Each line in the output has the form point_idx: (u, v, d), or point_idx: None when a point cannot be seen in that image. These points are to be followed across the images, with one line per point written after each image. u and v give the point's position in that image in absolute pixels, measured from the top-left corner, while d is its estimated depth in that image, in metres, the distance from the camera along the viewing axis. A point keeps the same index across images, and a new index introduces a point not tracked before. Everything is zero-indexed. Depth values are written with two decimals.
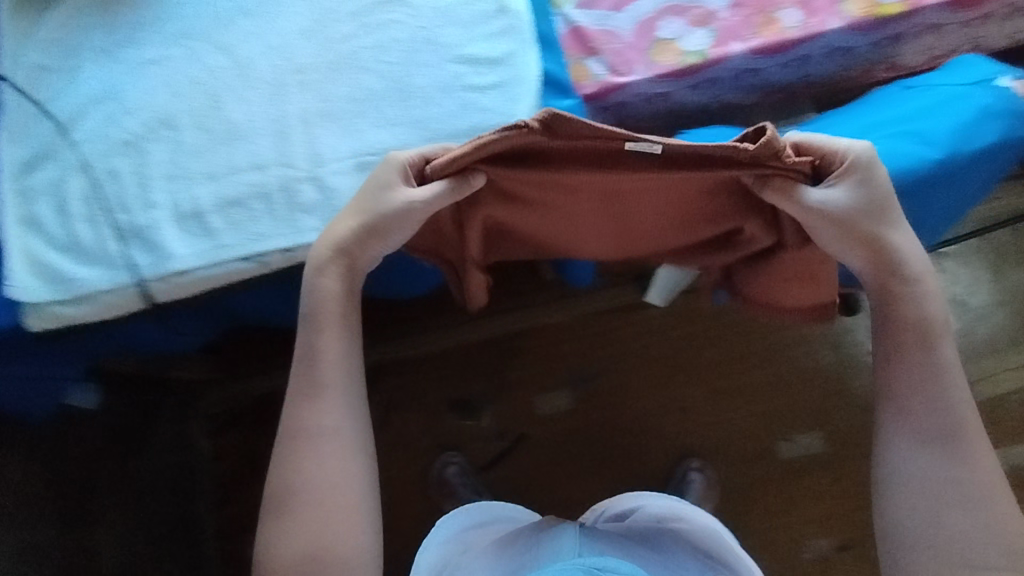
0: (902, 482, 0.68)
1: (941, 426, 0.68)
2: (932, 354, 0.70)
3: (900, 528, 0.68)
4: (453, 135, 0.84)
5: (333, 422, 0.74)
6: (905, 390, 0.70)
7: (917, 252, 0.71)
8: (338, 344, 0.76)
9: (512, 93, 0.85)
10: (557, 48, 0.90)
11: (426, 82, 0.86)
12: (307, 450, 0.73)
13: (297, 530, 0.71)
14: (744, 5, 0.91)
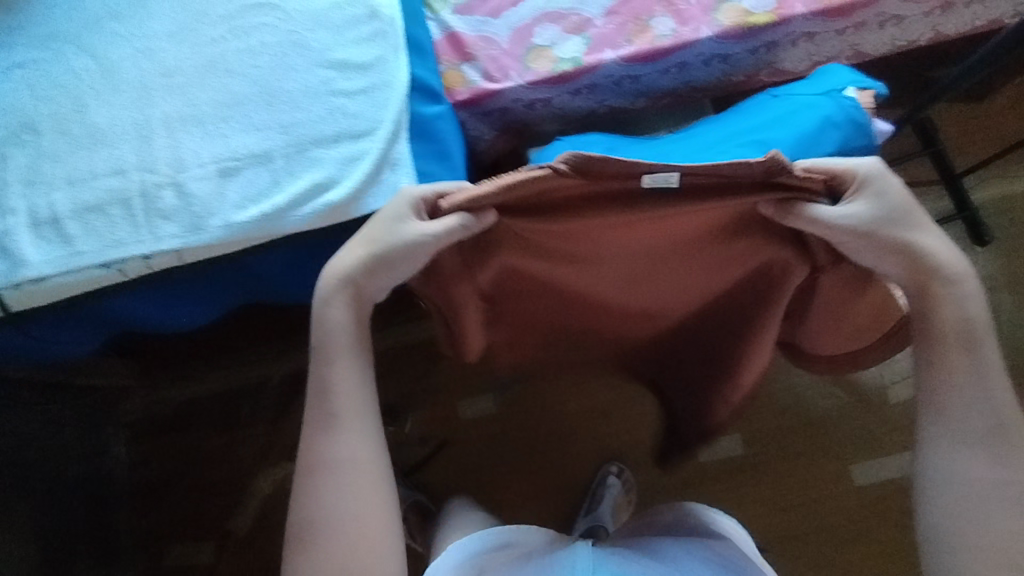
0: (952, 499, 0.56)
1: (992, 428, 0.56)
2: (978, 356, 0.58)
3: (961, 558, 0.55)
4: (319, 141, 0.84)
5: (347, 450, 0.64)
6: (952, 397, 0.58)
7: (949, 250, 0.60)
8: (351, 369, 0.66)
9: (379, 98, 0.85)
10: (431, 54, 0.89)
11: (295, 87, 0.86)
12: (321, 481, 0.63)
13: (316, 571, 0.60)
14: (618, 13, 0.92)
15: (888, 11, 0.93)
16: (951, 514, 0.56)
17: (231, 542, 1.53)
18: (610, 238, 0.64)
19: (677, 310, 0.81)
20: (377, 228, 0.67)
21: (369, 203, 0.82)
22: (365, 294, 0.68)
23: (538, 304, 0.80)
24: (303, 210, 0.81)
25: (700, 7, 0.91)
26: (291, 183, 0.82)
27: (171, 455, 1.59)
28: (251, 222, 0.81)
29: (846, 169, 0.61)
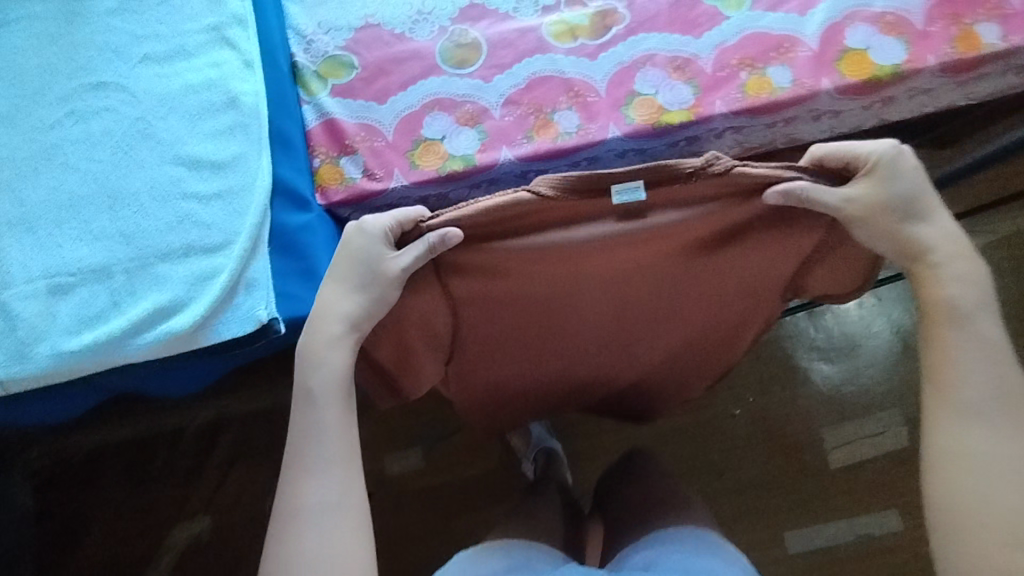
0: (952, 472, 0.51)
1: (999, 394, 0.52)
2: (968, 328, 0.54)
3: (976, 532, 0.49)
4: (165, 254, 0.73)
5: (324, 501, 0.57)
6: (952, 366, 0.54)
7: (953, 238, 0.57)
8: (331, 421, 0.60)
9: (235, 204, 0.74)
10: (302, 151, 0.79)
11: (139, 186, 0.74)
12: (299, 529, 0.56)
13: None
14: (519, 103, 0.81)
15: (824, 107, 0.83)
16: (956, 485, 0.51)
17: None
18: (606, 263, 0.62)
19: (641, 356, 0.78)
20: (351, 262, 0.62)
21: (219, 331, 0.73)
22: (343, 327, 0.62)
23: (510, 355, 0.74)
24: (146, 337, 0.72)
25: (609, 102, 0.81)
26: (133, 305, 0.72)
27: (74, 510, 1.45)
28: (87, 349, 0.71)
29: (864, 150, 0.57)
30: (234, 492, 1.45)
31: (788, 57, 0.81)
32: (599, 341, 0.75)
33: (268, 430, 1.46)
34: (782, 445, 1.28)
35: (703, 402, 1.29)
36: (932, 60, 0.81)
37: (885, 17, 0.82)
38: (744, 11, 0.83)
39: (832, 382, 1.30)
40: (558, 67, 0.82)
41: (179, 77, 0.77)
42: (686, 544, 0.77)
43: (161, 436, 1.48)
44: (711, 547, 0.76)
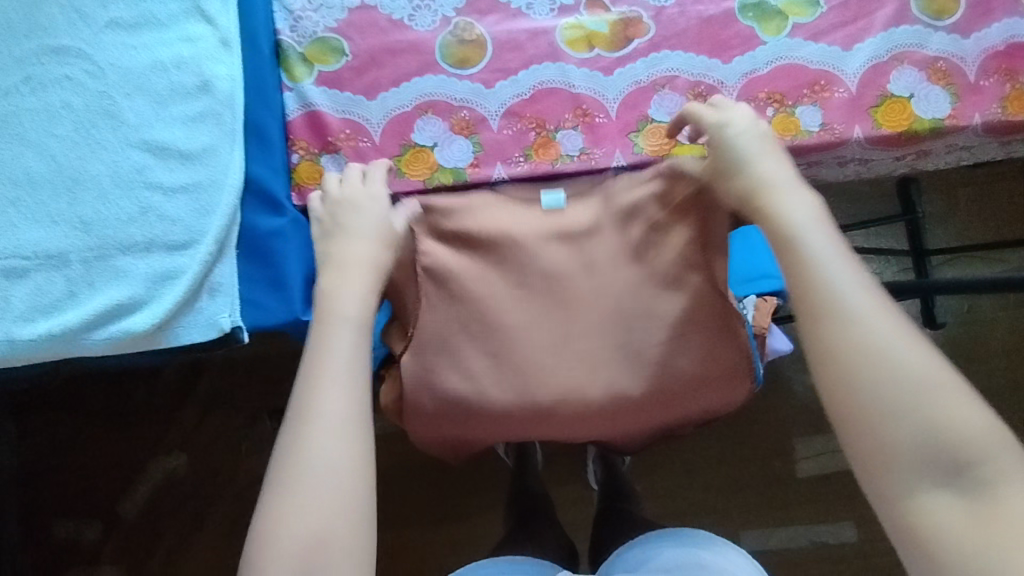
0: (838, 380, 0.47)
1: (855, 294, 0.49)
2: (812, 243, 0.51)
3: (879, 429, 0.45)
4: (124, 247, 0.69)
5: (334, 429, 0.51)
6: (811, 270, 0.50)
7: (777, 164, 0.56)
8: (348, 348, 0.54)
9: (203, 201, 0.70)
10: (279, 147, 0.73)
11: (101, 170, 0.69)
12: (309, 431, 0.51)
13: (285, 544, 0.48)
14: (520, 116, 0.74)
15: (850, 154, 0.77)
16: (847, 392, 0.47)
17: (118, 527, 1.41)
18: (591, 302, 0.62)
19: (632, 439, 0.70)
20: (370, 216, 0.62)
21: (180, 335, 0.70)
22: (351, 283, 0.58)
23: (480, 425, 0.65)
24: (102, 334, 0.69)
25: (619, 126, 0.74)
26: (90, 298, 0.69)
27: (52, 433, 1.45)
28: (39, 340, 0.68)
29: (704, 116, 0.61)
30: (208, 435, 1.43)
31: (821, 96, 0.74)
32: (562, 427, 0.65)
33: (246, 378, 1.43)
34: (754, 449, 1.25)
35: None
36: (978, 119, 0.72)
37: (936, 63, 0.73)
38: (782, 37, 0.74)
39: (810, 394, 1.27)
40: (568, 79, 0.74)
41: (149, 52, 0.71)
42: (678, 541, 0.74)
43: (139, 372, 1.45)
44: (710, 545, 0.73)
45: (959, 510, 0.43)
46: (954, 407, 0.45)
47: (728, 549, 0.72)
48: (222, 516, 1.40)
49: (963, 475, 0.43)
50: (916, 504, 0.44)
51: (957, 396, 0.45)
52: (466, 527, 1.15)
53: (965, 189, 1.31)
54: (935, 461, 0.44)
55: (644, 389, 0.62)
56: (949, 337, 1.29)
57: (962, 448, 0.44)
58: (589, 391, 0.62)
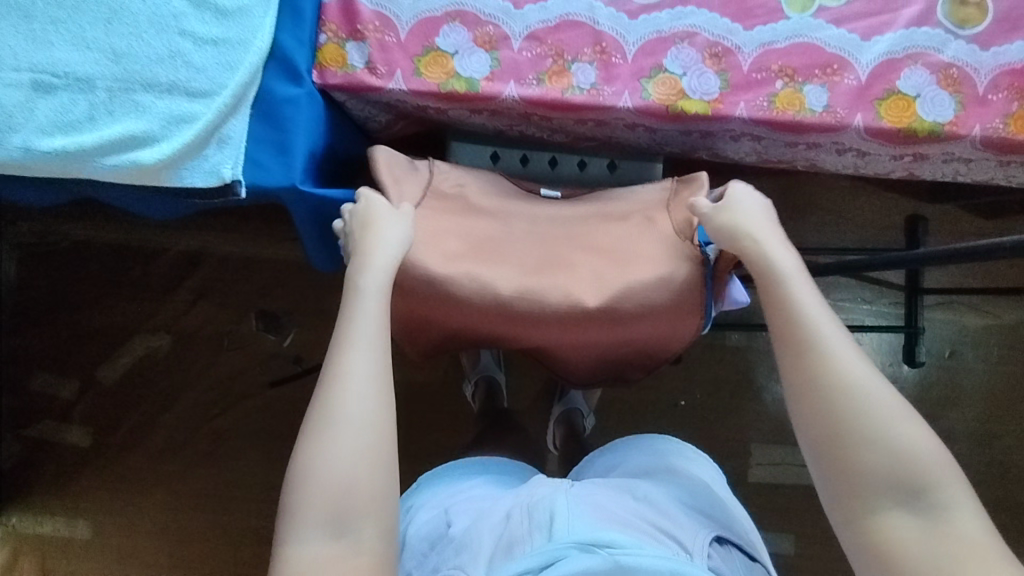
0: (815, 409, 0.56)
1: (830, 338, 0.57)
2: (789, 292, 0.60)
3: (852, 457, 0.54)
4: (147, 84, 0.73)
5: (361, 413, 0.55)
6: (800, 315, 0.59)
7: (755, 210, 0.66)
8: (375, 318, 0.59)
9: (228, 56, 0.74)
10: (310, 22, 0.77)
11: (140, 9, 0.73)
12: (339, 391, 0.56)
13: (313, 493, 0.53)
14: (541, 41, 0.77)
15: (849, 142, 0.79)
16: (828, 421, 0.55)
17: (96, 390, 1.47)
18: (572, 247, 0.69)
19: (587, 364, 0.74)
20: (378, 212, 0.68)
21: (183, 177, 0.74)
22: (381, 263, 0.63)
23: (449, 316, 0.69)
24: (111, 160, 0.73)
25: (632, 69, 0.77)
26: (108, 125, 0.73)
27: (52, 290, 1.50)
28: (55, 154, 0.73)
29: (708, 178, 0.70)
30: (197, 321, 1.47)
31: (831, 79, 0.76)
32: (522, 329, 0.68)
33: (244, 277, 1.48)
34: (714, 444, 1.27)
35: (652, 382, 1.28)
36: (977, 131, 0.75)
37: (949, 69, 0.75)
38: (805, 16, 0.76)
39: (778, 405, 1.29)
40: (594, 16, 0.77)
41: None
42: (650, 450, 0.78)
43: (145, 247, 1.50)
44: (681, 453, 0.77)
45: (916, 527, 0.51)
46: (907, 441, 0.53)
47: (687, 449, 0.78)
48: (195, 399, 1.45)
49: (920, 500, 0.51)
50: (880, 522, 0.52)
51: (916, 426, 0.54)
52: (420, 455, 1.18)
53: (970, 236, 1.32)
54: (901, 485, 0.52)
55: (601, 304, 0.66)
56: (924, 377, 1.31)
57: (922, 475, 0.51)
58: (551, 297, 0.66)
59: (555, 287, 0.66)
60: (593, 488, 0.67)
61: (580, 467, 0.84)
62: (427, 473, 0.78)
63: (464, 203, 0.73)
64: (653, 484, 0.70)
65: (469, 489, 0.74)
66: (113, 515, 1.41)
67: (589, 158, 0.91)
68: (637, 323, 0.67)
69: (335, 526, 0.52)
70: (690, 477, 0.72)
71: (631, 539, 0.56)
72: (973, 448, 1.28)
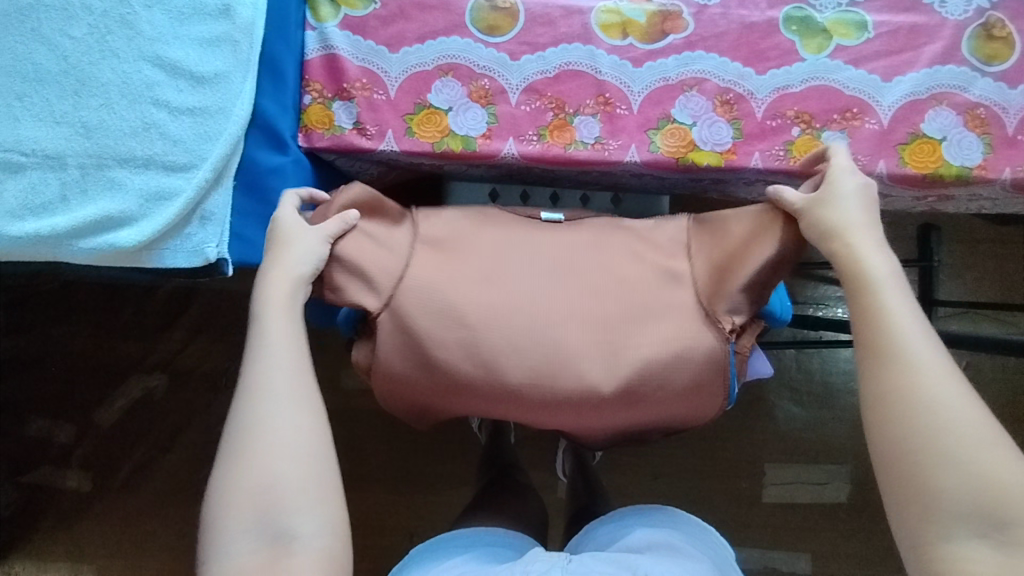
0: (893, 419, 0.51)
1: (918, 342, 0.52)
2: (880, 297, 0.55)
3: (927, 479, 0.48)
4: (122, 159, 0.68)
5: (276, 414, 0.56)
6: (885, 316, 0.54)
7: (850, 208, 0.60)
8: (281, 327, 0.60)
9: (206, 127, 0.69)
10: (293, 84, 0.72)
11: (110, 78, 0.68)
12: (260, 401, 0.56)
13: (240, 500, 0.53)
14: (540, 94, 0.73)
15: (870, 187, 0.75)
16: (902, 433, 0.50)
17: (93, 434, 1.43)
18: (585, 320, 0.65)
19: (600, 436, 0.69)
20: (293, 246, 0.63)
21: (164, 258, 0.70)
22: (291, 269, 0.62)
23: (454, 401, 0.65)
24: (88, 242, 0.68)
25: (638, 120, 0.72)
26: (82, 205, 0.68)
27: (43, 332, 1.46)
28: (27, 239, 0.68)
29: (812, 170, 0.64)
30: (193, 360, 1.43)
31: (850, 124, 0.71)
32: (532, 411, 0.64)
33: (239, 312, 1.43)
34: (728, 468, 1.21)
35: None
36: (1008, 174, 0.70)
37: (976, 109, 0.71)
38: (822, 56, 0.72)
39: (792, 424, 1.22)
40: (595, 64, 0.73)
41: None
42: (651, 520, 0.75)
43: (137, 285, 1.45)
44: (685, 526, 0.74)
45: (994, 562, 0.46)
46: (994, 468, 0.47)
47: (687, 521, 0.75)
48: (194, 439, 1.41)
49: (1003, 532, 0.47)
50: (951, 549, 0.47)
51: (1003, 452, 0.48)
52: (425, 494, 1.15)
53: (985, 246, 1.27)
54: (983, 514, 0.47)
55: (616, 388, 0.62)
56: None
57: (1008, 505, 0.47)
58: (562, 380, 0.62)
59: (565, 369, 0.62)
60: (590, 560, 0.65)
61: (579, 538, 0.81)
62: (419, 545, 0.75)
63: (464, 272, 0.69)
64: (654, 555, 0.67)
65: (464, 564, 0.71)
66: (113, 562, 1.37)
67: (592, 192, 0.86)
68: (654, 406, 0.63)
69: (264, 527, 0.53)
70: (693, 552, 0.69)
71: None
72: None
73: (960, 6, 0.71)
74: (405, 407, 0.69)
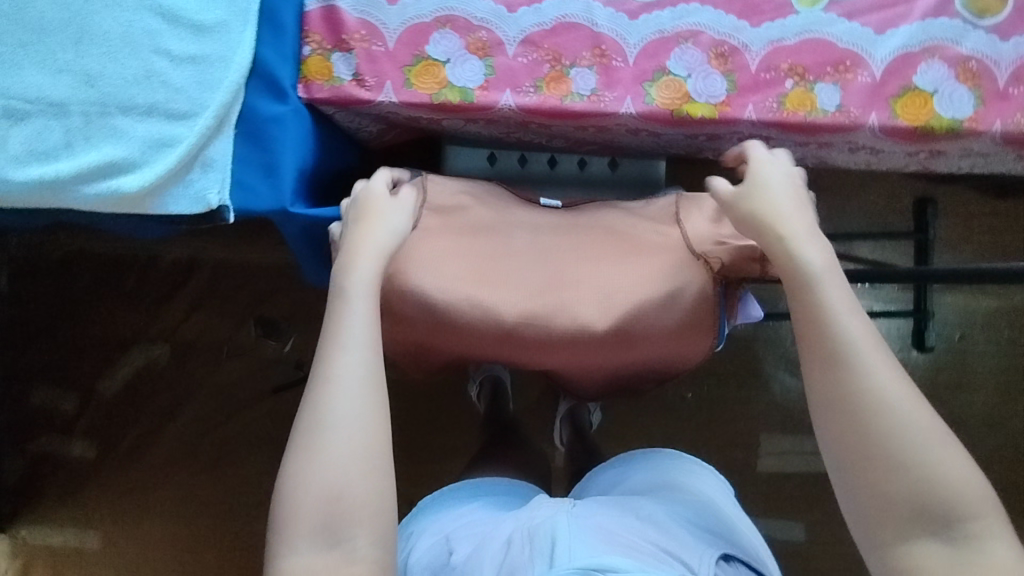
0: (844, 425, 0.52)
1: (858, 343, 0.54)
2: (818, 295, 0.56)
3: (881, 483, 0.50)
4: (124, 107, 0.69)
5: (352, 410, 0.53)
6: (828, 318, 0.55)
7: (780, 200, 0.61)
8: (365, 312, 0.57)
9: (207, 75, 0.70)
10: (292, 34, 0.73)
11: (112, 27, 0.69)
12: (330, 401, 0.53)
13: (305, 504, 0.50)
14: (537, 46, 0.74)
15: (862, 141, 0.76)
16: (855, 438, 0.52)
17: (97, 403, 1.45)
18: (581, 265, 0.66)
19: (596, 381, 0.71)
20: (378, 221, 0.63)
21: (168, 204, 0.71)
22: (374, 245, 0.61)
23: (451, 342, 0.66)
24: (92, 188, 0.70)
25: (634, 72, 0.73)
26: (85, 152, 0.69)
27: (47, 302, 1.47)
28: (32, 184, 0.69)
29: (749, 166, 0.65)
30: (195, 330, 1.45)
31: (843, 77, 0.72)
32: (529, 351, 0.65)
33: (241, 281, 1.44)
34: (724, 436, 1.23)
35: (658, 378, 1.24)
36: (998, 126, 0.71)
37: (967, 62, 0.71)
38: (816, 9, 0.72)
39: (788, 394, 1.24)
40: (592, 16, 0.73)
41: None
42: (649, 463, 0.77)
43: (139, 257, 1.46)
44: (687, 467, 0.76)
45: (948, 558, 0.48)
46: (949, 469, 0.49)
47: (691, 463, 0.77)
48: (198, 407, 1.43)
49: (952, 528, 0.48)
50: (909, 548, 0.49)
51: (954, 451, 0.50)
52: (425, 459, 1.17)
53: (981, 219, 1.28)
54: (933, 513, 0.49)
55: (610, 326, 0.63)
56: (935, 361, 1.25)
57: (955, 503, 0.48)
58: (557, 322, 0.64)
59: (561, 309, 0.64)
60: (595, 505, 0.66)
61: (584, 484, 0.82)
62: (425, 500, 0.78)
63: (463, 217, 0.70)
64: (654, 497, 0.69)
65: (475, 511, 0.73)
66: (119, 526, 1.40)
67: (589, 157, 0.88)
68: (649, 346, 0.65)
69: (327, 537, 0.50)
70: (691, 493, 0.71)
71: (635, 561, 0.56)
72: (987, 432, 1.24)
73: None
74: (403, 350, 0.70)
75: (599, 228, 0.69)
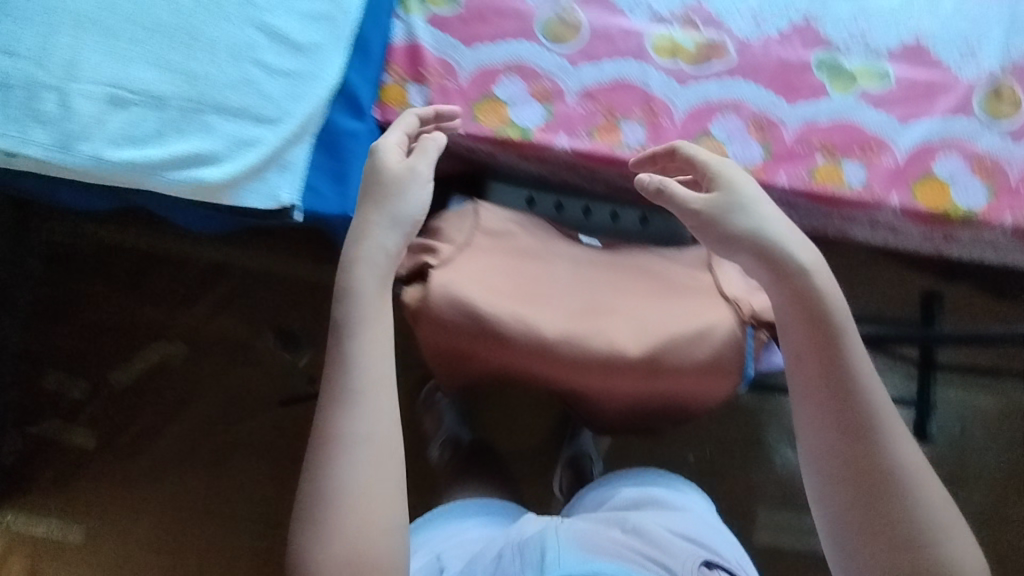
0: (861, 491, 0.57)
1: (875, 406, 0.58)
2: (840, 349, 0.59)
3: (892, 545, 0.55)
4: (218, 107, 0.76)
5: (365, 468, 0.58)
6: (851, 378, 0.59)
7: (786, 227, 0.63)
8: (373, 352, 0.61)
9: (298, 88, 0.78)
10: (376, 61, 0.82)
11: (218, 37, 0.77)
12: (342, 458, 0.58)
13: (327, 562, 0.56)
14: (595, 99, 0.81)
15: (884, 220, 0.81)
16: (871, 503, 0.56)
17: (107, 394, 1.46)
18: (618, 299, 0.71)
19: (615, 409, 0.75)
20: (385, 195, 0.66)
21: (243, 198, 0.76)
22: (376, 249, 0.64)
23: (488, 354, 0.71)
24: (176, 175, 0.75)
25: (680, 132, 0.81)
26: (175, 141, 0.75)
27: (77, 290, 1.51)
28: (121, 164, 0.74)
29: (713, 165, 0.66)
30: (216, 334, 1.48)
31: (870, 158, 0.79)
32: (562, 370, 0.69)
33: (268, 293, 1.49)
34: (723, 503, 1.23)
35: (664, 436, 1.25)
36: (1008, 220, 0.77)
37: (982, 159, 0.79)
38: (847, 96, 0.81)
39: (789, 467, 1.25)
40: (646, 79, 0.82)
41: None
42: (636, 478, 0.80)
43: (173, 257, 1.51)
44: (670, 484, 0.79)
45: None
46: (947, 531, 0.56)
47: (673, 480, 0.80)
48: (206, 411, 1.44)
49: None
50: None
51: (950, 513, 0.57)
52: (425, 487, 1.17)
53: (985, 320, 1.33)
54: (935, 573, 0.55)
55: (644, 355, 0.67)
56: (937, 453, 1.27)
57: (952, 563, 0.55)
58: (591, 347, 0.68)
59: (598, 334, 0.68)
60: (582, 521, 0.69)
61: (572, 502, 0.85)
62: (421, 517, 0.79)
63: (512, 243, 0.75)
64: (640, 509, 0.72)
65: (463, 529, 0.76)
66: (106, 521, 1.38)
67: (621, 210, 0.81)
68: (676, 378, 0.69)
69: None
70: (673, 505, 0.74)
71: (620, 565, 0.59)
72: (986, 532, 1.23)
73: (973, 70, 0.81)
74: (440, 356, 0.75)
75: (635, 268, 0.74)
